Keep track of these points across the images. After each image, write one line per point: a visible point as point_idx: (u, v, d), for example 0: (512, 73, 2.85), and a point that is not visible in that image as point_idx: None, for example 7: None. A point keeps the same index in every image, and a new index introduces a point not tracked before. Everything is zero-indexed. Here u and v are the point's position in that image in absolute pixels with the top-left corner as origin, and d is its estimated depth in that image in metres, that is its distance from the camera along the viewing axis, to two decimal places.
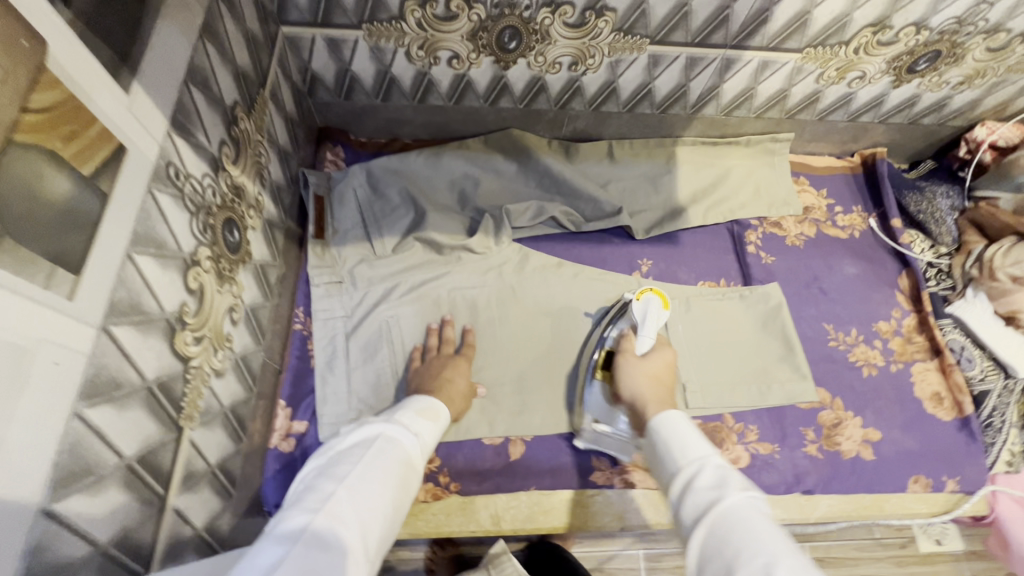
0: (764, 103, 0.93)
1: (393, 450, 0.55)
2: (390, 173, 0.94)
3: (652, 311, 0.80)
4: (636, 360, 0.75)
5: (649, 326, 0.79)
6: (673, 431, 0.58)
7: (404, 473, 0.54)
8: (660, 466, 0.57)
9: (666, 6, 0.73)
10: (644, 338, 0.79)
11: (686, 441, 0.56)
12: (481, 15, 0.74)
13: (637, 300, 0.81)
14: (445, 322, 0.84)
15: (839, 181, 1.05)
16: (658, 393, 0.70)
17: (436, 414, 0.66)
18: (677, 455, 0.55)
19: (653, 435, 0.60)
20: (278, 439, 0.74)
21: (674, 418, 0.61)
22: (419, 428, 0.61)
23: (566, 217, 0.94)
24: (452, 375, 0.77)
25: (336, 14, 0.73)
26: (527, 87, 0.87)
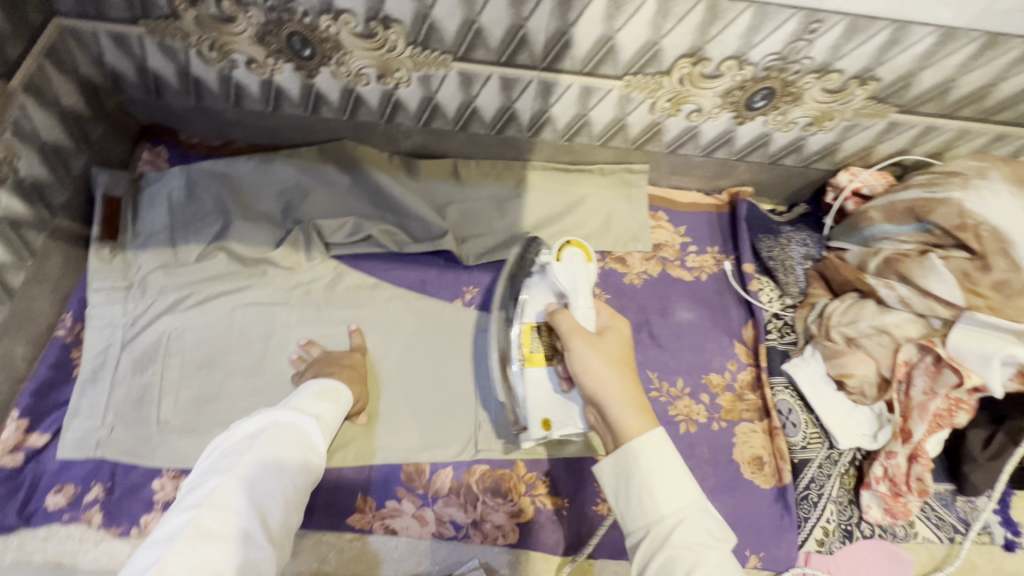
0: (604, 131, 0.87)
1: (287, 434, 0.60)
2: (210, 177, 0.88)
3: (580, 272, 0.65)
4: (591, 342, 0.60)
5: (585, 288, 0.64)
6: (658, 468, 0.50)
7: (302, 454, 0.60)
8: (625, 496, 0.51)
9: (454, 20, 0.68)
10: (584, 308, 0.64)
11: (668, 482, 0.50)
12: (260, 18, 0.70)
13: (554, 261, 0.66)
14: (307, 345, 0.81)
15: (701, 219, 0.98)
16: (628, 390, 0.56)
17: (338, 395, 0.70)
18: (659, 500, 0.49)
19: (629, 466, 0.51)
20: (2, 452, 0.69)
21: (665, 442, 0.51)
22: (320, 410, 0.66)
23: (388, 235, 0.89)
24: (353, 363, 0.79)
25: (108, 8, 0.69)
26: (343, 97, 0.83)
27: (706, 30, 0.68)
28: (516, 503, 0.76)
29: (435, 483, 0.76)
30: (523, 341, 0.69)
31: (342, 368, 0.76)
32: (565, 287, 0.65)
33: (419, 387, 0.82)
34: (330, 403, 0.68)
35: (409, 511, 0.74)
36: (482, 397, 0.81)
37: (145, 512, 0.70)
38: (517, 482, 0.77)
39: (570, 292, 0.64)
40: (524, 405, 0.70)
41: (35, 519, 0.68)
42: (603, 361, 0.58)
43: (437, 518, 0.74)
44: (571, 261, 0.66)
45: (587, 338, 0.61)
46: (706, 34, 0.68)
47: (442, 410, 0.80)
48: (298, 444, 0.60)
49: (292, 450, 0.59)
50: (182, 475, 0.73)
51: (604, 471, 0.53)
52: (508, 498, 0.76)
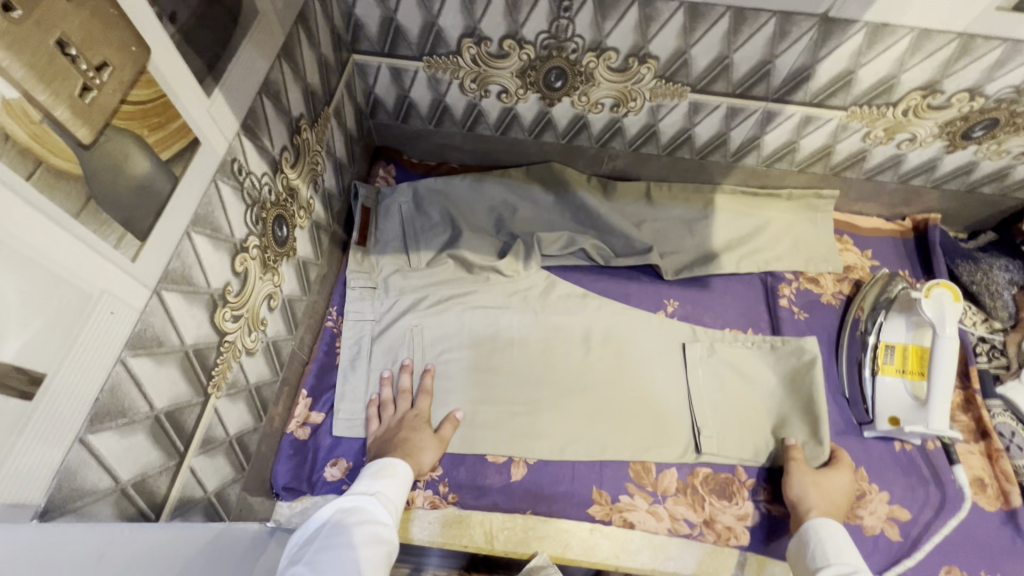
0: (807, 158, 0.92)
1: (349, 519, 0.63)
2: (436, 193, 0.99)
3: (947, 310, 0.75)
4: (805, 469, 0.77)
5: (951, 321, 0.75)
6: (832, 538, 0.69)
7: (364, 532, 0.62)
8: (808, 557, 0.69)
9: (707, 57, 0.76)
10: (947, 340, 0.74)
11: (843, 547, 0.67)
12: (531, 55, 0.79)
13: (923, 297, 0.77)
14: (402, 368, 0.84)
15: (886, 244, 1.01)
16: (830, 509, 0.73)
17: (395, 468, 0.71)
18: (831, 554, 0.67)
19: (808, 533, 0.70)
20: (295, 425, 0.78)
21: (841, 533, 0.69)
22: (376, 487, 0.68)
23: (596, 249, 0.96)
24: (414, 436, 0.77)
25: (402, 47, 0.81)
26: (570, 123, 0.92)
27: (950, 65, 0.73)
28: (742, 507, 0.79)
29: (663, 482, 0.80)
30: (877, 354, 0.85)
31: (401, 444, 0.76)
32: (932, 318, 0.76)
33: (636, 391, 0.86)
34: (388, 477, 0.70)
35: (643, 507, 0.78)
36: (697, 401, 0.86)
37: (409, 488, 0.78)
38: (740, 486, 0.80)
39: (936, 322, 0.76)
40: (871, 402, 0.83)
41: (318, 487, 0.76)
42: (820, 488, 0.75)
43: (670, 515, 0.78)
44: (937, 300, 0.77)
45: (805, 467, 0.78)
46: (949, 68, 0.73)
47: (660, 414, 0.85)
48: (360, 524, 0.63)
49: (355, 531, 0.62)
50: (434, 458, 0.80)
51: (794, 542, 0.73)
52: (733, 501, 0.79)
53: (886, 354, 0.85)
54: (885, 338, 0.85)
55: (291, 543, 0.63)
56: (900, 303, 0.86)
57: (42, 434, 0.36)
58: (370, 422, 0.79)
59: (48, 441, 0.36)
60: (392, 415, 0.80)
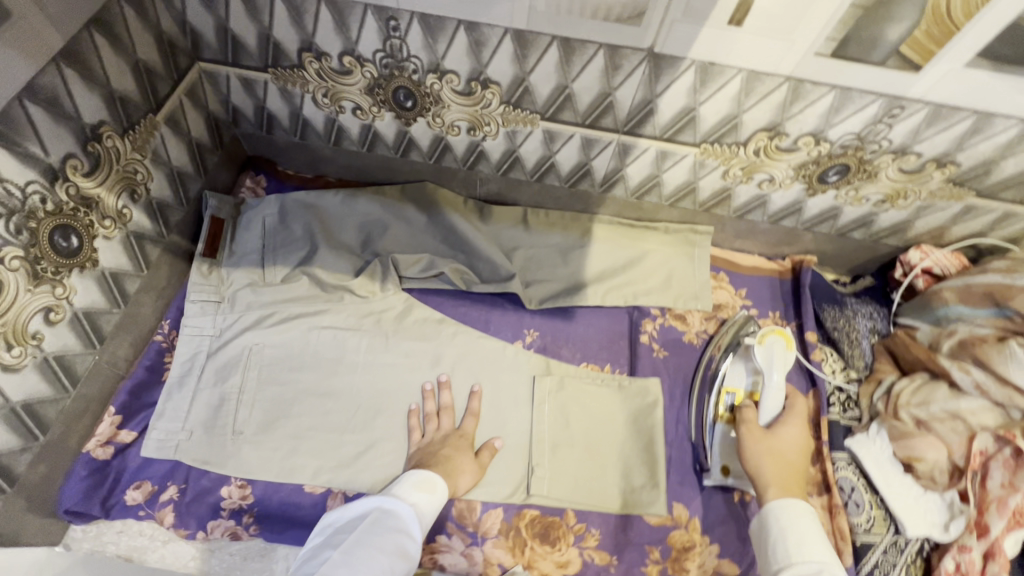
0: (674, 192, 0.90)
1: (387, 521, 0.65)
2: (301, 207, 0.96)
3: (778, 358, 0.79)
4: (758, 435, 0.74)
5: (779, 365, 0.79)
6: (793, 525, 0.64)
7: (398, 541, 0.63)
8: (770, 547, 0.65)
9: (547, 86, 0.74)
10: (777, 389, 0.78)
11: (805, 538, 0.63)
12: (373, 73, 0.77)
13: (758, 344, 0.80)
14: (441, 385, 0.85)
15: (762, 283, 0.99)
16: (782, 475, 0.70)
17: (434, 484, 0.72)
18: (793, 549, 0.62)
19: (771, 511, 0.66)
20: (95, 444, 0.74)
21: (801, 511, 0.65)
22: (416, 497, 0.70)
23: (458, 273, 0.94)
24: (451, 454, 0.78)
25: (244, 57, 0.79)
26: (432, 144, 0.89)
27: (787, 108, 0.71)
28: (564, 554, 0.76)
29: (485, 523, 0.77)
30: (721, 398, 0.82)
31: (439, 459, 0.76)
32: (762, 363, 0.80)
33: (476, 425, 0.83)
34: (427, 492, 0.71)
35: (458, 549, 0.75)
36: (535, 439, 0.83)
37: (211, 517, 0.74)
38: (566, 531, 0.77)
39: (766, 369, 0.79)
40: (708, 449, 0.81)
41: (114, 512, 0.73)
42: (769, 452, 0.72)
43: (485, 559, 0.76)
44: (771, 346, 0.80)
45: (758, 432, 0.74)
46: (787, 111, 0.72)
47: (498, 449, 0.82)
48: (396, 531, 0.64)
49: (390, 534, 0.64)
50: (248, 485, 0.77)
51: (756, 523, 0.68)
52: (556, 546, 0.76)
53: (725, 400, 0.82)
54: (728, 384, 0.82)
55: (323, 524, 0.67)
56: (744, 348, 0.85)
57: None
58: (413, 431, 0.81)
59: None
60: (434, 429, 0.81)
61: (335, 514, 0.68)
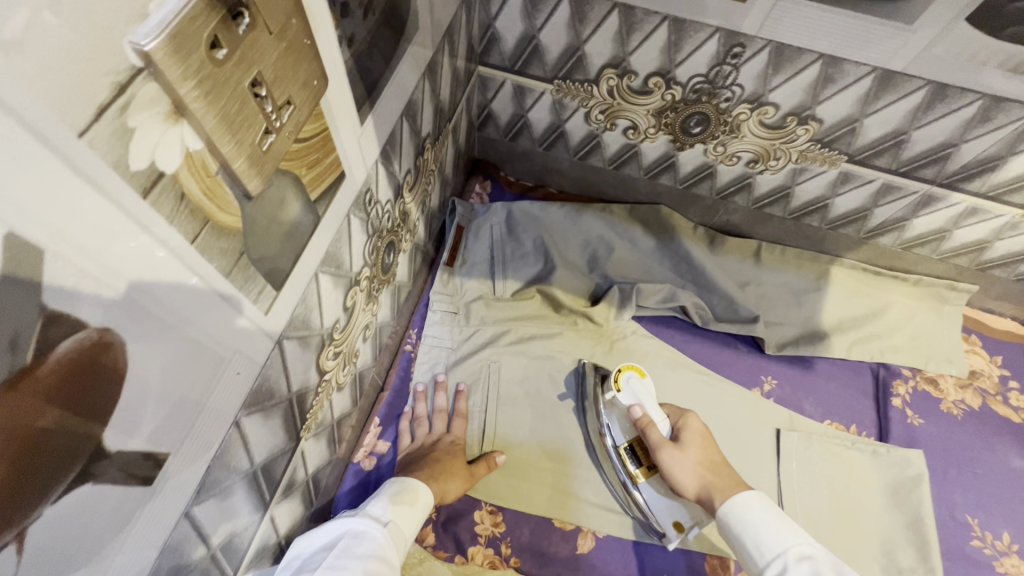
0: (954, 248, 0.82)
1: (360, 548, 0.51)
2: (531, 219, 0.93)
3: (639, 390, 0.72)
4: (676, 453, 0.67)
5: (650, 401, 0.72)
6: (748, 521, 0.59)
7: (373, 569, 0.50)
8: (745, 562, 0.59)
9: (881, 129, 0.67)
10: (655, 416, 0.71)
11: (762, 530, 0.58)
12: (676, 96, 0.71)
13: (614, 390, 0.73)
14: (437, 385, 0.79)
15: (1017, 352, 0.91)
16: (721, 480, 0.65)
17: (417, 495, 0.62)
18: (759, 550, 0.57)
19: (727, 524, 0.60)
20: (362, 454, 0.74)
21: (748, 499, 0.61)
22: (389, 514, 0.59)
23: (696, 308, 0.88)
24: (441, 459, 0.72)
25: (535, 66, 0.74)
26: (694, 171, 0.84)
27: None
28: None
29: None
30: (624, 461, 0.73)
31: (437, 465, 0.70)
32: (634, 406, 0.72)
33: None
34: (406, 504, 0.60)
35: None
36: (786, 497, 0.78)
37: (469, 542, 0.72)
38: None
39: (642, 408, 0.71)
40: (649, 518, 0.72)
41: None
42: (698, 463, 0.66)
43: None
44: (629, 384, 0.73)
45: (672, 444, 0.68)
46: None
47: None
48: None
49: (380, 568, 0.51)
50: (499, 512, 0.74)
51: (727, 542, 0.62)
52: None
53: (628, 455, 0.73)
54: (620, 442, 0.73)
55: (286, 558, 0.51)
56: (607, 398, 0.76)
57: (167, 497, 0.32)
58: (401, 435, 0.76)
59: (162, 511, 0.32)
60: (422, 433, 0.76)
61: (302, 544, 0.52)
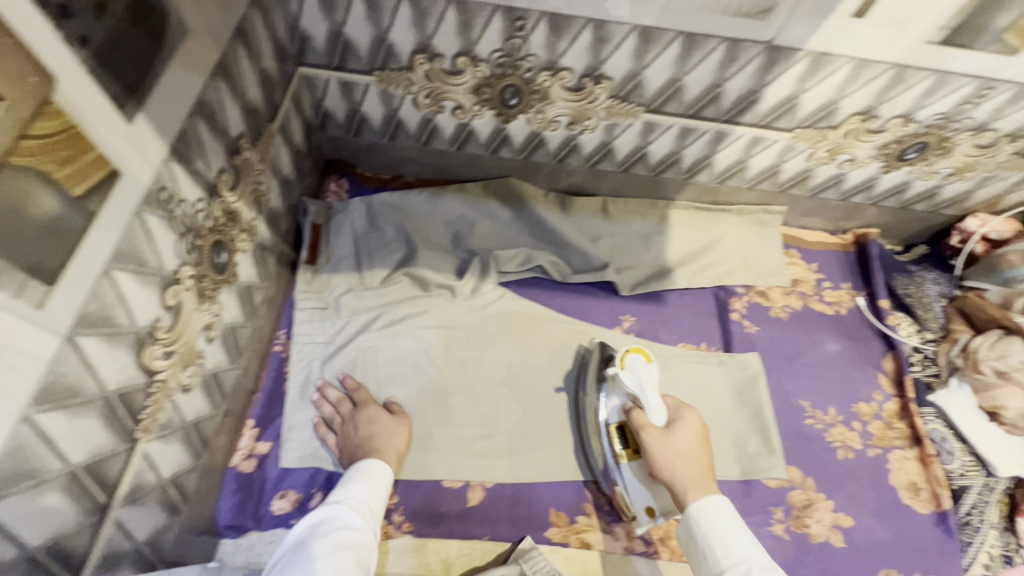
0: (756, 176, 0.95)
1: (328, 526, 0.60)
2: (390, 208, 0.96)
3: (643, 374, 0.76)
4: (661, 438, 0.70)
5: (650, 387, 0.74)
6: (715, 527, 0.62)
7: (341, 541, 0.58)
8: (701, 560, 0.62)
9: (660, 79, 0.77)
10: (653, 405, 0.74)
11: (727, 538, 0.61)
12: (485, 72, 0.78)
13: (620, 369, 0.77)
14: (336, 378, 0.81)
15: (830, 257, 1.05)
16: (697, 473, 0.68)
17: (369, 471, 0.68)
18: (719, 554, 0.60)
19: (692, 528, 0.63)
20: (240, 458, 0.74)
21: (716, 504, 0.63)
22: (347, 492, 0.65)
23: (553, 265, 0.96)
24: (370, 434, 0.75)
25: (351, 60, 0.78)
26: (527, 140, 0.91)
27: (885, 92, 0.76)
28: None
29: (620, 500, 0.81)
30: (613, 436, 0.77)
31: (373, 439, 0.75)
32: (633, 389, 0.75)
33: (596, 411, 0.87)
34: (361, 480, 0.67)
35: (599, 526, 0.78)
36: None
37: None
38: None
39: (640, 393, 0.74)
40: (627, 495, 0.76)
41: (265, 521, 0.73)
42: (674, 455, 0.68)
43: (628, 534, 0.78)
44: (632, 366, 0.77)
45: (655, 432, 0.71)
46: (885, 95, 0.77)
47: None
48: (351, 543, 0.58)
49: (332, 537, 0.58)
50: (389, 485, 0.78)
51: (683, 535, 0.65)
52: None
53: (618, 437, 0.77)
54: (615, 420, 0.78)
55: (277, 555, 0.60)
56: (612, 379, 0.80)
57: None
58: (326, 437, 0.77)
59: None
60: (339, 420, 0.78)
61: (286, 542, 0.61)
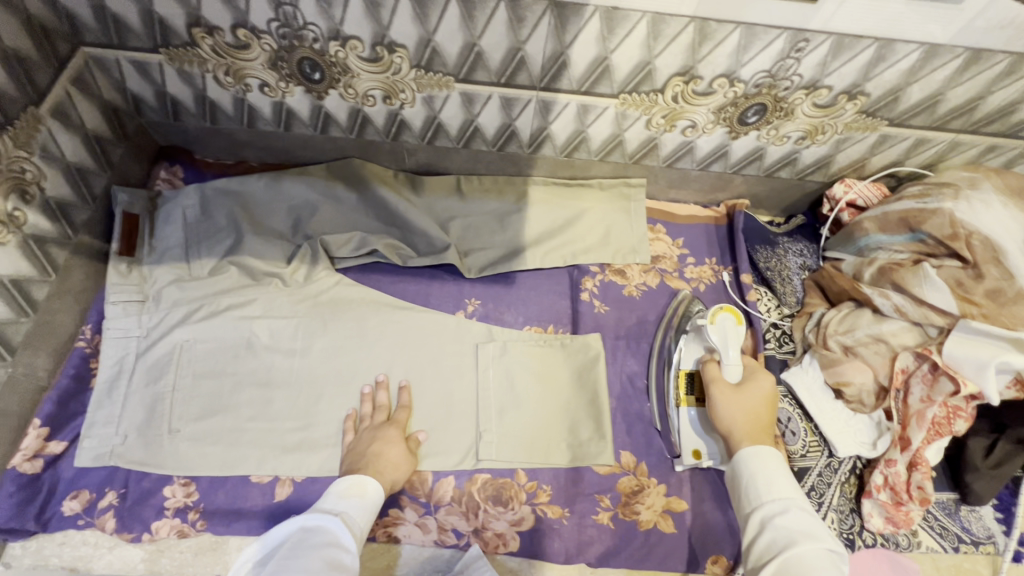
0: (602, 146, 0.90)
1: (313, 538, 0.59)
2: (224, 195, 0.90)
3: (729, 332, 0.78)
4: (728, 393, 0.73)
5: (735, 343, 0.77)
6: (763, 468, 0.64)
7: (326, 553, 0.57)
8: (741, 495, 0.64)
9: (455, 45, 0.72)
10: (732, 362, 0.77)
11: (772, 479, 0.63)
12: (273, 45, 0.73)
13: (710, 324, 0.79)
14: (378, 384, 0.82)
15: (699, 231, 1.00)
16: (750, 426, 0.69)
17: (363, 486, 0.68)
18: (765, 491, 0.62)
19: (741, 467, 0.65)
20: (21, 459, 0.72)
21: (767, 453, 0.65)
22: (344, 506, 0.65)
23: (392, 249, 0.92)
24: (381, 449, 0.74)
25: (131, 37, 0.74)
26: (351, 117, 0.86)
27: (697, 49, 0.71)
28: (517, 512, 0.77)
29: (438, 492, 0.77)
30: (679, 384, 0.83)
31: (371, 447, 0.75)
32: (718, 343, 0.78)
33: (423, 399, 0.83)
34: (358, 497, 0.67)
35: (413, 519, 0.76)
36: (483, 405, 0.82)
37: (156, 517, 0.73)
38: (518, 490, 0.78)
39: (721, 347, 0.78)
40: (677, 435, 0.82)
41: (52, 524, 0.71)
42: (738, 410, 0.70)
43: (440, 525, 0.76)
44: (723, 323, 0.79)
45: (726, 388, 0.74)
46: (697, 53, 0.71)
47: (446, 418, 0.82)
48: (325, 546, 0.58)
49: (320, 548, 0.58)
50: (192, 482, 0.75)
51: (728, 474, 0.68)
52: (509, 506, 0.77)
53: (686, 383, 0.83)
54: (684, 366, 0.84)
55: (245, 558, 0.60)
56: (695, 330, 0.86)
57: None
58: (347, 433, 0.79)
59: None
60: (366, 429, 0.78)
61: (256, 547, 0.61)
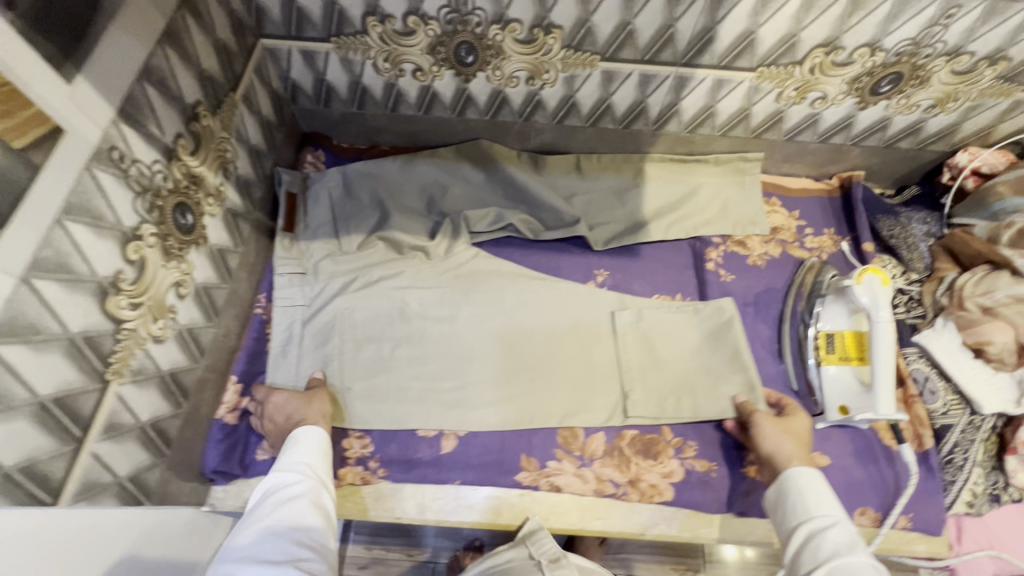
0: (727, 121, 0.93)
1: (269, 502, 0.63)
2: (366, 176, 0.97)
3: (878, 294, 0.75)
4: (773, 420, 0.77)
5: (885, 305, 0.75)
6: (813, 486, 0.67)
7: (282, 512, 0.62)
8: (786, 511, 0.67)
9: (610, 24, 0.77)
10: (884, 324, 0.74)
11: (823, 497, 0.65)
12: (437, 31, 0.80)
13: (855, 284, 0.77)
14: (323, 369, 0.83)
15: (814, 204, 1.02)
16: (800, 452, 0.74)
17: (306, 440, 0.71)
18: (812, 508, 0.65)
19: (788, 483, 0.68)
20: (226, 410, 0.79)
21: (814, 475, 0.68)
22: (299, 460, 0.68)
23: (524, 223, 0.97)
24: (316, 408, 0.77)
25: (308, 28, 0.81)
26: (490, 99, 0.92)
27: (845, 20, 0.74)
28: (667, 465, 0.81)
29: (591, 446, 0.82)
30: (819, 345, 0.84)
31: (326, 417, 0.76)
32: (864, 305, 0.76)
33: (568, 360, 0.88)
34: (304, 448, 0.70)
35: (570, 470, 0.81)
36: (627, 367, 0.87)
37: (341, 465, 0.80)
38: (665, 445, 0.82)
39: (870, 309, 0.76)
40: (821, 391, 0.83)
41: (251, 468, 0.78)
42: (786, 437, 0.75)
43: (596, 477, 0.81)
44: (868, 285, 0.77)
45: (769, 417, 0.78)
46: (845, 23, 0.74)
47: (591, 378, 0.87)
48: (283, 507, 0.62)
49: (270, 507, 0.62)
50: (366, 435, 0.81)
51: (770, 493, 0.71)
52: (658, 459, 0.81)
53: (827, 343, 0.84)
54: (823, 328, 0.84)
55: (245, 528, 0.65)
56: (833, 292, 0.85)
57: None
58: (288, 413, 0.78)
59: None
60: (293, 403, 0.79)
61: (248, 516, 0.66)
